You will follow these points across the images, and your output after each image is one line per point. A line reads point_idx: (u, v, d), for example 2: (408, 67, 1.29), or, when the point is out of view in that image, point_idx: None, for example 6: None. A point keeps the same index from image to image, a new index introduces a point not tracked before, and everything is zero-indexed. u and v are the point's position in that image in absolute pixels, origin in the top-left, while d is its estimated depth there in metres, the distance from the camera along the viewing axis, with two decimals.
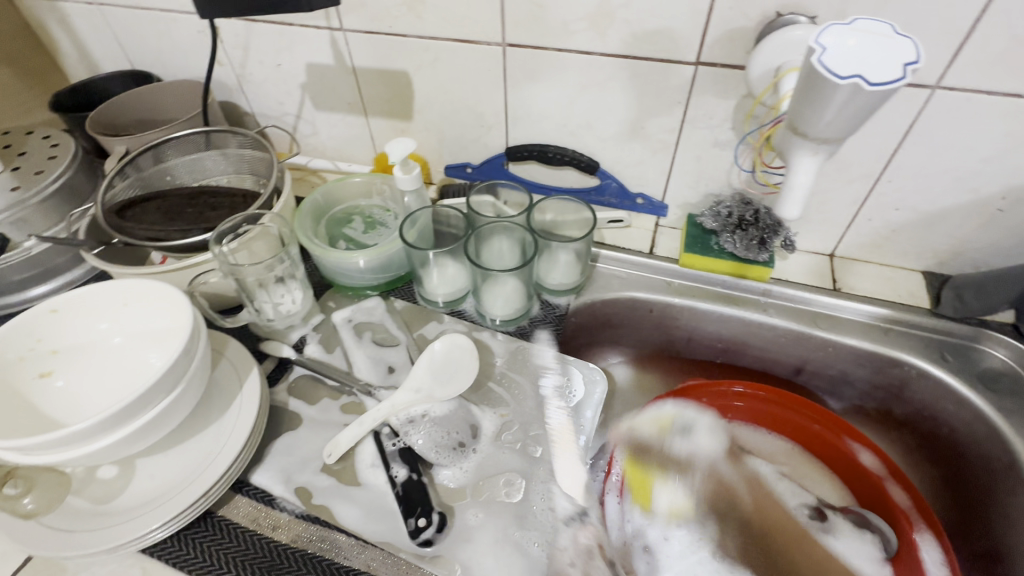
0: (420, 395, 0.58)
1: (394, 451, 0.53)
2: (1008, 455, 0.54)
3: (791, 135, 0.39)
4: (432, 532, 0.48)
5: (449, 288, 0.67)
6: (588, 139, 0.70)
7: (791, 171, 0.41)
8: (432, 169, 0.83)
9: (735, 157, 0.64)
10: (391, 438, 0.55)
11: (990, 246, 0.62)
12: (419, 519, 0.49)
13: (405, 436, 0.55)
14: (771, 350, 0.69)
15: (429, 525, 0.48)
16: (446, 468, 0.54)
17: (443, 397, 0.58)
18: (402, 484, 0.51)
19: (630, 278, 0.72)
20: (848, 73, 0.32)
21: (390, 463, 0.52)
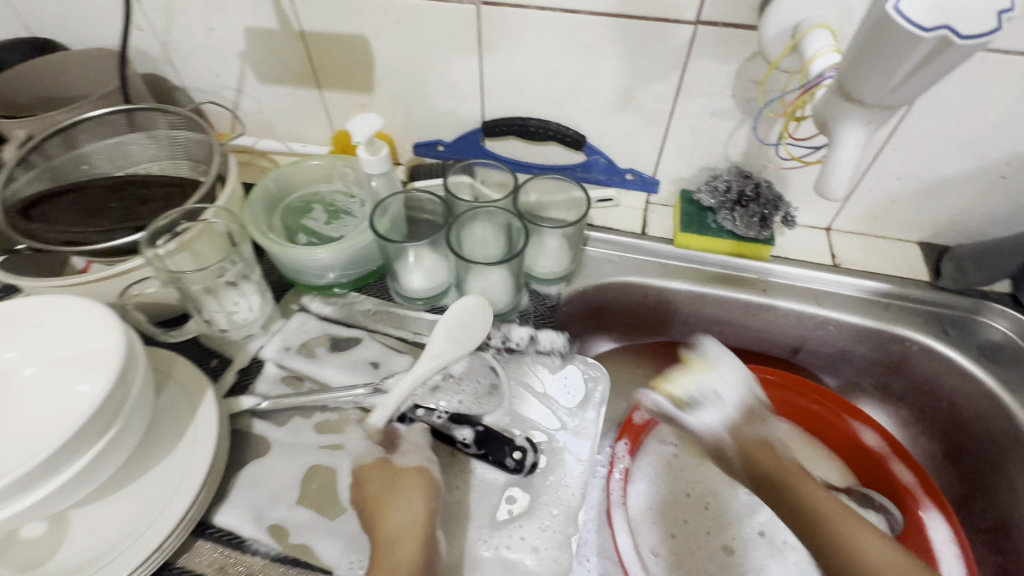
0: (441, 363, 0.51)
1: (443, 421, 0.49)
2: (1014, 429, 0.53)
3: (842, 101, 0.37)
4: (533, 456, 0.48)
5: (429, 283, 0.59)
6: (574, 111, 0.64)
7: (837, 146, 0.38)
8: (399, 148, 0.75)
9: (755, 129, 0.59)
10: (429, 414, 0.49)
11: (990, 214, 0.60)
12: (514, 452, 0.47)
13: (440, 406, 0.50)
14: (769, 331, 0.67)
15: (525, 453, 0.47)
16: (491, 413, 0.51)
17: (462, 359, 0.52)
18: (474, 440, 0.48)
19: (622, 262, 0.67)
20: (934, 24, 0.29)
21: (449, 432, 0.48)
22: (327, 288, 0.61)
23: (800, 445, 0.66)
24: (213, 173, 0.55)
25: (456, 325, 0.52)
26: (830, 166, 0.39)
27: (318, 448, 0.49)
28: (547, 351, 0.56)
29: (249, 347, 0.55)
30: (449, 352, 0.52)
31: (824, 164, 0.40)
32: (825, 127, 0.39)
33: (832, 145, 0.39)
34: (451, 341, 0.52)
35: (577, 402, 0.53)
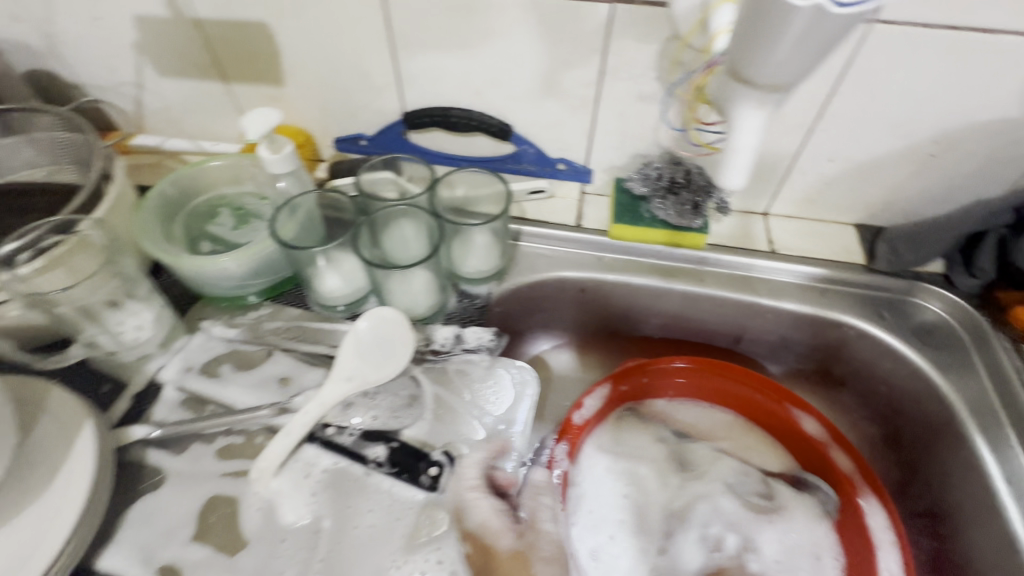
0: (354, 382, 0.48)
1: (355, 440, 0.46)
2: (947, 412, 0.53)
3: (734, 83, 0.35)
4: (450, 471, 0.45)
5: (347, 289, 0.55)
6: (497, 99, 0.60)
7: (736, 132, 0.37)
8: (319, 143, 0.70)
9: (662, 113, 0.57)
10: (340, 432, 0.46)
11: (922, 193, 0.59)
12: (429, 469, 0.45)
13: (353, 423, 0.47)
14: (709, 321, 0.65)
15: (440, 470, 0.45)
16: (410, 427, 0.48)
17: (378, 380, 0.48)
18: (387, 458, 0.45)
19: (556, 256, 0.65)
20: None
21: (359, 451, 0.45)
22: (240, 299, 0.57)
23: (742, 433, 0.64)
24: (93, 174, 0.50)
25: (370, 341, 0.49)
26: (731, 152, 0.38)
27: (220, 476, 0.45)
28: (474, 349, 0.53)
29: (146, 370, 0.51)
30: (363, 371, 0.48)
31: (725, 151, 0.38)
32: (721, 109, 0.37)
33: (728, 130, 0.38)
34: (363, 356, 0.48)
35: (501, 408, 0.50)
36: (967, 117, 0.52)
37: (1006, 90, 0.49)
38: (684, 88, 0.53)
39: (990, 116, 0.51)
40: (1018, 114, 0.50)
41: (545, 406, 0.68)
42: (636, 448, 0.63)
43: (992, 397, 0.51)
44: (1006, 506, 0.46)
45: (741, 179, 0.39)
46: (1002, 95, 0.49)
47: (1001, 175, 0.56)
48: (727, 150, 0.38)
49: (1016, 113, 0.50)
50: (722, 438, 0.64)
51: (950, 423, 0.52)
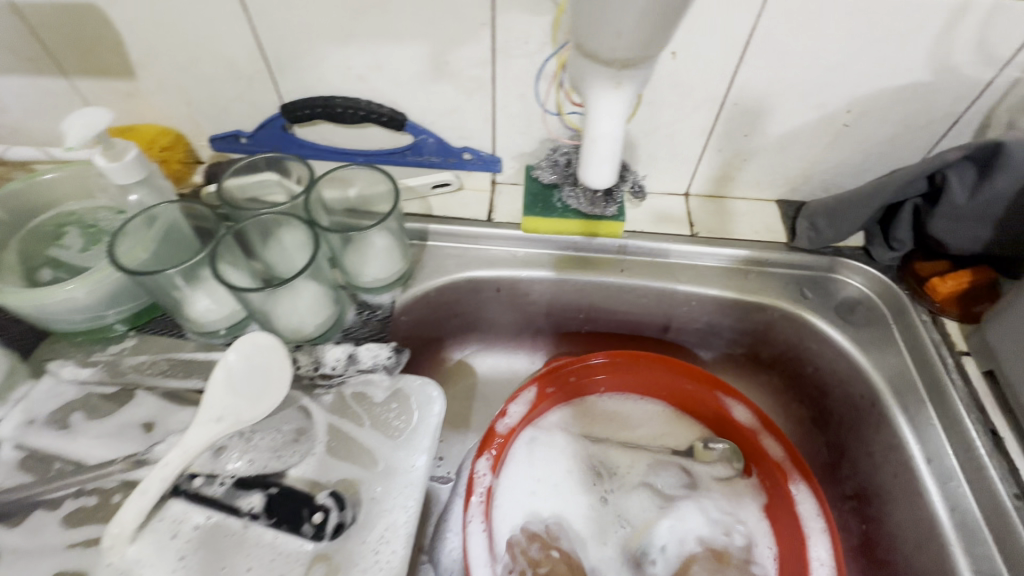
0: (224, 425, 0.41)
1: (226, 491, 0.40)
2: (870, 392, 0.51)
3: (582, 65, 0.33)
4: (337, 515, 0.39)
5: (221, 312, 0.48)
6: (384, 84, 0.54)
7: (591, 125, 0.37)
8: (193, 143, 0.61)
9: (537, 94, 0.52)
10: (210, 483, 0.40)
11: (839, 165, 0.57)
12: (313, 515, 0.39)
13: (227, 470, 0.42)
14: (635, 312, 0.61)
15: (327, 515, 0.39)
16: (296, 467, 0.43)
17: (255, 418, 0.42)
18: (264, 507, 0.39)
19: (467, 254, 0.59)
20: None
21: (231, 502, 0.40)
22: (99, 331, 0.49)
23: (668, 424, 0.63)
24: None
25: (243, 376, 0.42)
26: (590, 145, 0.38)
27: (66, 547, 0.39)
28: (369, 369, 0.48)
29: None
30: (236, 408, 0.42)
31: (583, 143, 0.38)
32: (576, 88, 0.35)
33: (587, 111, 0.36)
34: (235, 393, 0.42)
35: (402, 433, 0.45)
36: (876, 83, 0.49)
37: (914, 53, 0.46)
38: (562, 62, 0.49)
39: (899, 81, 0.49)
40: (927, 78, 0.48)
41: (471, 415, 0.64)
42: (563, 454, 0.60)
43: (912, 373, 0.50)
44: (928, 487, 0.45)
45: (607, 167, 0.39)
46: (911, 58, 0.47)
47: (915, 142, 0.54)
48: (587, 136, 0.38)
49: (925, 77, 0.48)
50: (648, 432, 0.62)
51: (873, 403, 0.51)
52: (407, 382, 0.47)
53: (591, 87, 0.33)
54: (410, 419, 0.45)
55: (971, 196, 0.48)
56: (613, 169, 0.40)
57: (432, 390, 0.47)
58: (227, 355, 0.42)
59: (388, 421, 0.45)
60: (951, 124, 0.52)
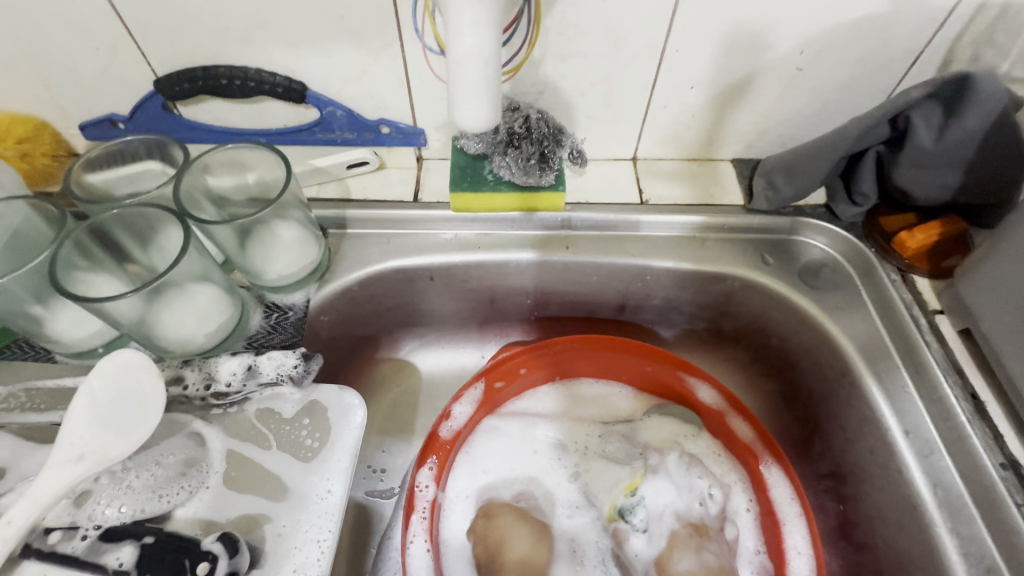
0: (85, 467, 0.34)
1: (88, 545, 0.33)
2: (840, 360, 0.47)
3: None
4: (228, 562, 0.33)
5: (90, 327, 0.41)
6: (274, 48, 0.46)
7: (453, 43, 0.34)
8: (62, 131, 0.52)
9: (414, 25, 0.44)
10: (68, 537, 0.33)
11: (795, 116, 0.52)
12: (197, 566, 0.33)
13: (93, 518, 0.34)
14: (587, 291, 0.55)
15: (214, 564, 0.33)
16: (183, 505, 0.36)
17: (125, 454, 0.35)
18: (135, 562, 0.32)
19: (394, 241, 0.52)
20: None
21: (93, 559, 0.32)
22: None
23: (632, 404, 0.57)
24: None
25: (108, 403, 0.35)
26: (456, 69, 0.35)
27: None
28: (273, 381, 0.40)
29: None
30: (102, 444, 0.35)
31: (449, 69, 0.35)
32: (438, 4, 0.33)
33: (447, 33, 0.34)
34: (99, 425, 0.35)
35: (315, 453, 0.38)
36: (831, 17, 0.44)
37: None
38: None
39: (855, 14, 0.43)
40: (885, 8, 0.43)
41: (415, 418, 0.57)
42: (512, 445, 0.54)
43: (883, 338, 0.46)
44: (909, 463, 0.41)
45: (474, 103, 0.36)
46: None
47: (875, 85, 0.49)
48: (450, 66, 0.35)
49: (882, 6, 0.43)
50: (612, 419, 0.57)
51: (844, 372, 0.46)
52: (320, 391, 0.41)
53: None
54: (325, 435, 0.39)
55: (937, 138, 0.43)
56: (487, 103, 0.36)
57: (350, 398, 0.41)
58: (87, 381, 0.35)
59: (297, 441, 0.39)
60: (912, 62, 0.47)
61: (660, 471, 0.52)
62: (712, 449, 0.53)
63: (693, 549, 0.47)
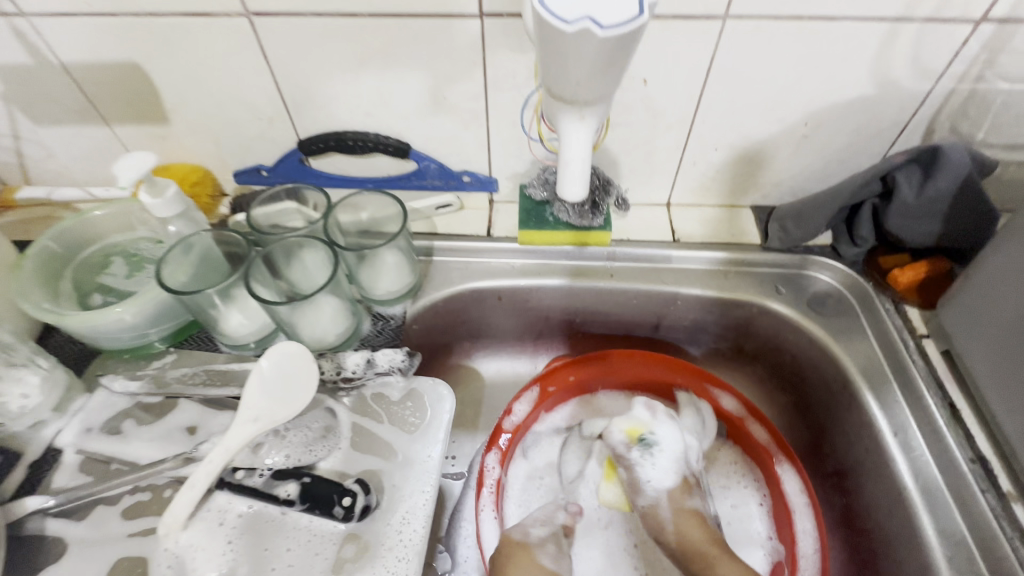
0: (260, 426, 0.46)
1: (264, 481, 0.45)
2: (841, 374, 0.56)
3: (554, 102, 0.37)
4: (364, 498, 0.44)
5: (252, 326, 0.54)
6: (390, 119, 0.60)
7: (565, 147, 0.40)
8: (219, 178, 0.68)
9: (522, 123, 0.59)
10: (249, 475, 0.46)
11: (804, 172, 0.63)
12: (343, 499, 0.44)
13: (264, 463, 0.47)
14: (627, 313, 0.66)
15: (354, 499, 0.44)
16: (324, 459, 0.48)
17: (287, 417, 0.47)
18: (299, 494, 0.44)
19: (470, 267, 0.65)
20: (576, 17, 0.30)
21: (270, 491, 0.45)
22: (146, 349, 0.55)
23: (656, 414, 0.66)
24: None
25: (276, 377, 0.47)
26: (565, 164, 0.41)
27: (128, 536, 0.44)
28: (386, 371, 0.53)
29: (41, 437, 0.48)
30: (270, 410, 0.47)
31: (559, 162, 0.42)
32: (551, 121, 0.40)
33: (560, 140, 0.41)
34: (269, 395, 0.47)
35: (418, 427, 0.50)
36: (829, 98, 0.55)
37: (857, 71, 0.52)
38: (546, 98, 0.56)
39: (848, 96, 0.54)
40: (872, 91, 0.54)
41: (479, 415, 0.69)
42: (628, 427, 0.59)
43: (878, 358, 0.55)
44: (896, 457, 0.49)
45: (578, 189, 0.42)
46: (856, 75, 0.53)
47: (871, 148, 0.59)
48: (561, 160, 0.42)
49: (870, 91, 0.54)
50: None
51: (844, 384, 0.55)
52: (420, 382, 0.53)
53: (561, 115, 0.38)
54: (425, 414, 0.51)
55: (918, 194, 0.53)
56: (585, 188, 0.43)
57: (443, 388, 0.52)
58: (259, 362, 0.48)
59: (404, 418, 0.51)
60: (900, 131, 0.57)
61: (671, 420, 0.59)
62: (730, 458, 0.62)
63: (696, 492, 0.55)
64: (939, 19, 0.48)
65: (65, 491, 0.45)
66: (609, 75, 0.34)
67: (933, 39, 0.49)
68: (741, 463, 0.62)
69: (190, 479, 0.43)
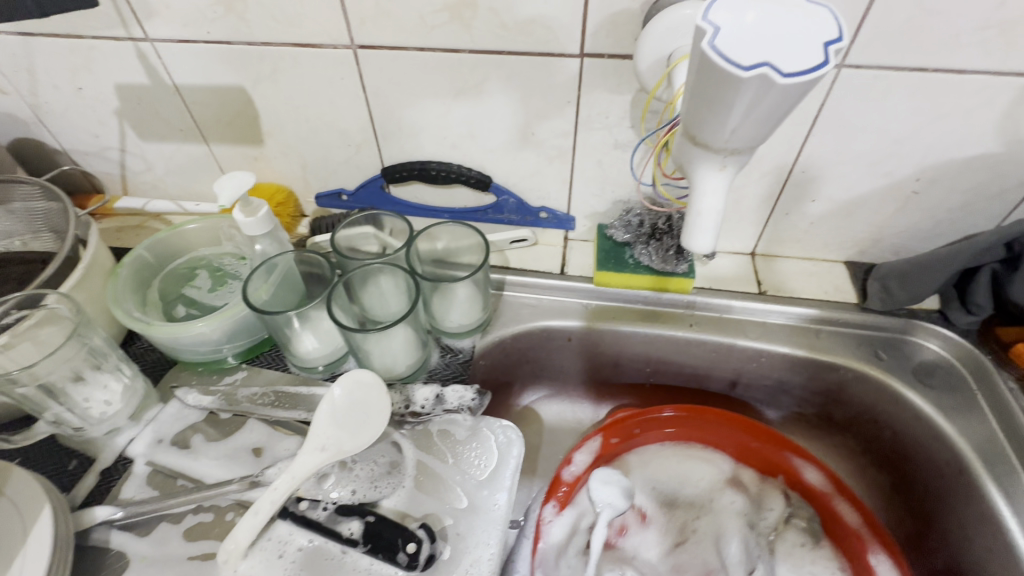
0: (326, 455, 0.44)
1: (327, 515, 0.44)
2: (955, 458, 0.50)
3: (692, 145, 0.34)
4: (429, 546, 0.42)
5: (326, 349, 0.54)
6: (474, 152, 0.60)
7: (697, 196, 0.37)
8: (301, 199, 0.70)
9: (633, 169, 0.58)
10: (314, 507, 0.44)
11: (910, 230, 0.58)
12: (408, 545, 0.42)
13: (328, 496, 0.45)
14: (704, 366, 0.62)
15: (420, 545, 0.42)
16: (388, 498, 0.46)
17: (355, 449, 0.45)
18: (362, 534, 0.43)
19: (542, 305, 0.63)
20: (753, 62, 0.27)
21: (333, 526, 0.43)
22: (216, 364, 0.55)
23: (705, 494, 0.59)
24: (68, 243, 0.50)
25: (347, 403, 0.46)
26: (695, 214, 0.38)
27: (188, 558, 0.43)
28: (455, 409, 0.51)
29: (114, 444, 0.48)
30: (338, 439, 0.45)
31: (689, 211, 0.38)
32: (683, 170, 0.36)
33: (691, 191, 0.37)
34: (340, 424, 0.46)
35: (485, 472, 0.47)
36: (947, 155, 0.51)
37: (983, 128, 0.48)
38: (653, 140, 0.54)
39: (970, 154, 0.50)
40: (997, 150, 0.50)
41: (538, 460, 0.65)
42: (622, 496, 0.54)
43: (1002, 442, 0.49)
44: None
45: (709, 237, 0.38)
46: (982, 132, 0.49)
47: (988, 210, 0.55)
48: (690, 209, 0.38)
49: (997, 149, 0.50)
50: (692, 489, 0.60)
51: (961, 471, 0.49)
52: (487, 422, 0.50)
53: (699, 164, 0.35)
54: (495, 459, 0.48)
55: None
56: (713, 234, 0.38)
57: (512, 432, 0.50)
58: (333, 389, 0.47)
59: (472, 461, 0.48)
60: None
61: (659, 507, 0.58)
62: (798, 538, 0.56)
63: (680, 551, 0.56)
64: None
65: (131, 503, 0.45)
66: (776, 120, 0.31)
67: None
68: (812, 542, 0.55)
69: (254, 505, 0.42)
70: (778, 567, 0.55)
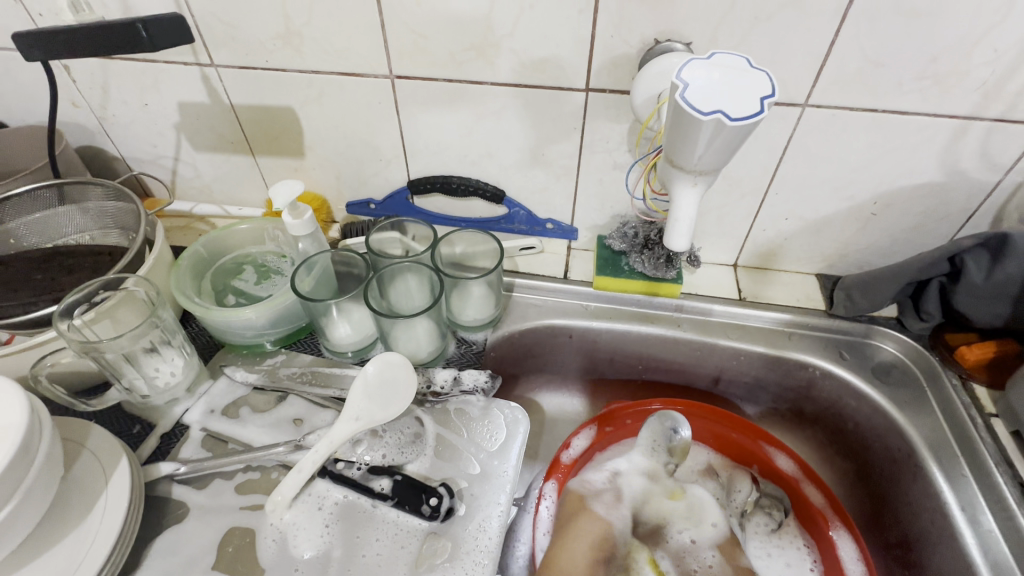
0: (359, 423, 0.51)
1: (361, 474, 0.51)
2: (906, 445, 0.58)
3: (671, 168, 0.43)
4: (449, 501, 0.49)
5: (357, 336, 0.61)
6: (491, 169, 0.69)
7: (676, 207, 0.45)
8: (333, 207, 0.78)
9: (627, 184, 0.66)
10: (348, 467, 0.51)
11: (871, 247, 0.66)
12: (430, 499, 0.49)
13: (361, 458, 0.52)
14: (690, 363, 0.70)
15: (441, 500, 0.49)
16: (412, 462, 0.53)
17: (386, 419, 0.52)
18: (391, 490, 0.50)
19: (546, 305, 0.71)
20: (711, 109, 0.36)
21: (366, 483, 0.50)
22: (259, 347, 0.62)
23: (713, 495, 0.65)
24: (138, 240, 0.57)
25: (379, 380, 0.54)
26: (673, 222, 0.46)
27: (240, 508, 0.49)
28: (470, 390, 0.59)
29: (172, 412, 0.56)
30: (370, 411, 0.52)
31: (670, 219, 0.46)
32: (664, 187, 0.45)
33: (671, 204, 0.46)
34: (371, 397, 0.53)
35: (495, 444, 0.54)
36: (898, 182, 0.59)
37: (927, 160, 0.57)
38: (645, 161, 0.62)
39: (918, 181, 0.59)
40: (940, 178, 0.58)
41: (539, 446, 0.72)
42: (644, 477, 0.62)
43: (946, 432, 0.56)
44: (963, 532, 0.51)
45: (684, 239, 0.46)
46: (926, 164, 0.57)
47: (936, 230, 0.63)
48: (670, 218, 0.47)
49: (940, 178, 0.58)
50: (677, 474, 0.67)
51: (910, 454, 0.57)
52: (497, 405, 0.58)
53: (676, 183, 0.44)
54: (505, 434, 0.55)
55: (987, 277, 0.55)
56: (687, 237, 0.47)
57: (519, 414, 0.57)
58: (366, 366, 0.55)
59: (483, 435, 0.55)
60: (967, 217, 0.61)
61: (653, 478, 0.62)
62: (763, 520, 0.63)
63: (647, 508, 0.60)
64: (1007, 120, 0.52)
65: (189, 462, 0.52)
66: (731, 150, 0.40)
67: (1001, 137, 0.53)
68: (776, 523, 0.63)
69: (298, 464, 0.49)
70: (749, 540, 0.62)
